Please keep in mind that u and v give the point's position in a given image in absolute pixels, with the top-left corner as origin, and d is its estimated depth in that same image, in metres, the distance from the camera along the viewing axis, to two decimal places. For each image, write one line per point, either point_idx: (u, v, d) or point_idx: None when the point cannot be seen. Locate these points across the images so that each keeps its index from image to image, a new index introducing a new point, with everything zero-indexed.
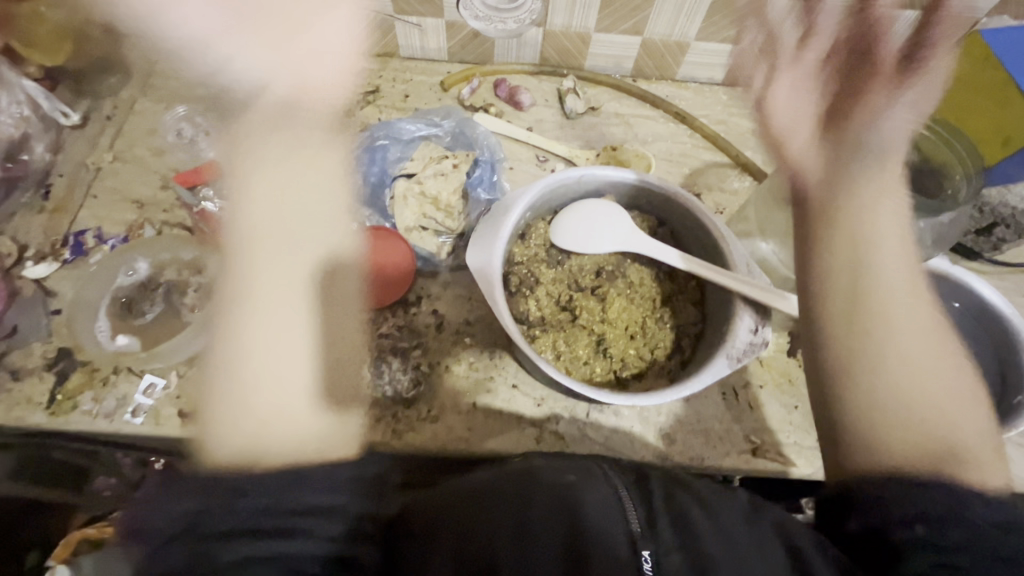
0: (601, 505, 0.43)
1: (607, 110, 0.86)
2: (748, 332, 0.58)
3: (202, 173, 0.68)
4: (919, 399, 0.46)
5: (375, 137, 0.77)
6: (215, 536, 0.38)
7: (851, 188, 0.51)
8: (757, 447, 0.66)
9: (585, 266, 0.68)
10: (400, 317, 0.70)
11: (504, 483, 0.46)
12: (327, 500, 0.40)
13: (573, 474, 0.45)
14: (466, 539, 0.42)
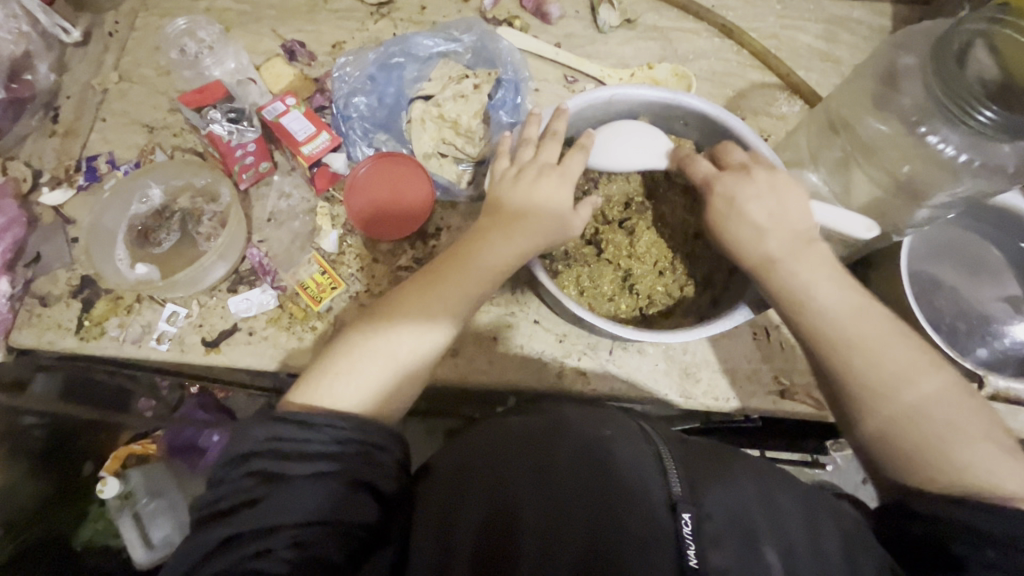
0: (637, 463, 0.45)
1: (644, 23, 0.78)
2: None
3: (207, 94, 0.64)
4: (908, 439, 0.44)
5: (389, 54, 0.71)
6: (272, 462, 0.45)
7: (795, 275, 0.50)
8: (786, 389, 0.63)
9: (613, 197, 0.63)
10: (419, 249, 0.67)
11: (536, 430, 0.50)
12: (321, 450, 0.45)
13: (608, 430, 0.48)
14: (509, 497, 0.45)
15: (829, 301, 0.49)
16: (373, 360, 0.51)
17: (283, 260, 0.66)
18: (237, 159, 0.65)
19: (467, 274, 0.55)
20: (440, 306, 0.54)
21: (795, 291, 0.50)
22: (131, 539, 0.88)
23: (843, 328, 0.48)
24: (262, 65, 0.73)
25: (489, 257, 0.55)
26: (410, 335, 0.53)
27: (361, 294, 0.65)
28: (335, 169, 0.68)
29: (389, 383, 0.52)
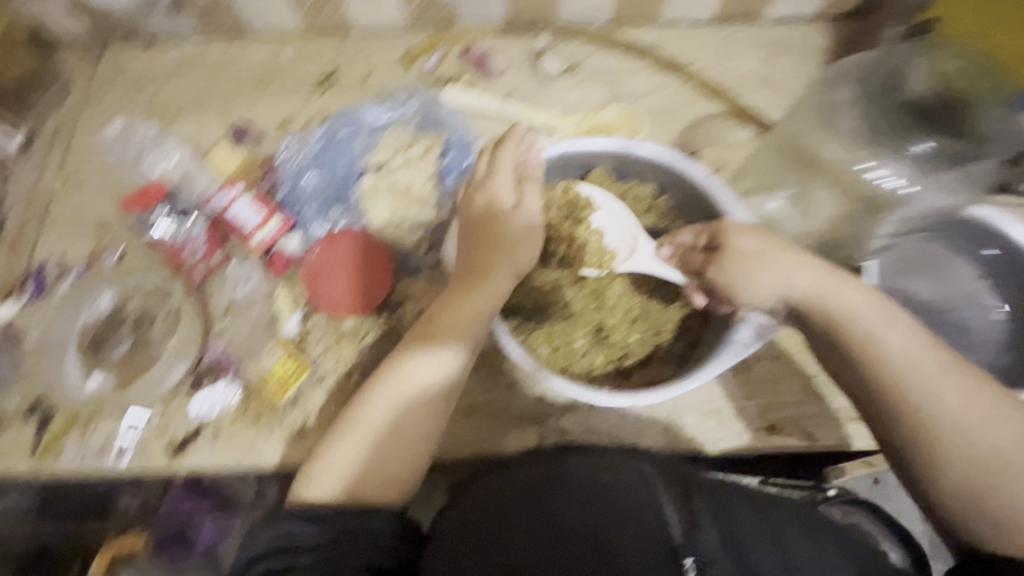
0: (637, 504, 0.44)
1: (587, 68, 0.79)
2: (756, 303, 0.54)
3: (152, 197, 0.66)
4: (994, 477, 0.43)
5: (335, 129, 0.70)
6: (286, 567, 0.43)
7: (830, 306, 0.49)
8: (774, 424, 0.62)
9: (590, 250, 0.60)
10: (384, 322, 0.65)
11: (531, 481, 0.47)
12: (325, 533, 0.45)
13: (606, 474, 0.46)
14: (505, 553, 0.42)
15: (901, 344, 0.46)
16: (373, 437, 0.51)
17: (244, 350, 0.64)
18: (188, 255, 0.65)
19: (459, 336, 0.54)
20: (427, 366, 0.53)
21: (862, 327, 0.48)
22: None
23: (901, 363, 0.46)
24: (208, 149, 0.72)
25: (479, 320, 0.54)
26: (403, 396, 0.52)
27: (329, 377, 0.63)
28: (290, 252, 0.66)
29: (392, 443, 0.51)
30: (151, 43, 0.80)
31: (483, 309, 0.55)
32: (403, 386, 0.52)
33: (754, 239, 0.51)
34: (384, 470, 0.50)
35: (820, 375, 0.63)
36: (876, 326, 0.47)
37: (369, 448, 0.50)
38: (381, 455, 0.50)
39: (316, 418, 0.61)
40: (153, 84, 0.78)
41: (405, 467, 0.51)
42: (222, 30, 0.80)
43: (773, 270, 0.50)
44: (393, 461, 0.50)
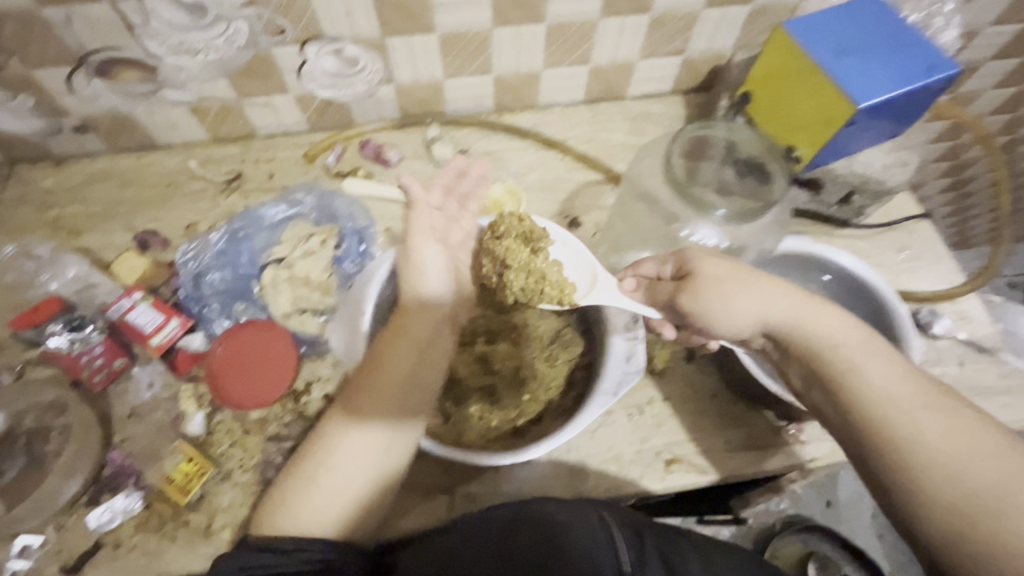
0: (589, 542, 0.45)
1: (476, 151, 0.87)
2: (622, 361, 0.58)
3: (43, 311, 0.66)
4: (977, 516, 0.39)
5: (236, 229, 0.74)
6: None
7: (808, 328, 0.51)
8: (671, 463, 0.65)
9: (549, 281, 0.60)
10: (290, 409, 0.66)
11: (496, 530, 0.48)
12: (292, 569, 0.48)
13: (566, 514, 0.48)
14: None
15: (880, 373, 0.47)
16: (336, 494, 0.52)
17: (147, 455, 0.64)
18: (85, 364, 0.65)
19: (417, 394, 0.56)
20: (383, 419, 0.54)
21: (835, 348, 0.50)
22: None
23: (878, 391, 0.47)
24: (112, 260, 0.75)
25: (432, 377, 0.57)
26: (355, 448, 0.54)
27: (235, 472, 0.63)
28: (193, 349, 0.68)
29: (344, 490, 0.53)
30: (57, 163, 0.84)
31: (435, 365, 0.58)
32: (372, 435, 0.54)
33: (720, 264, 0.55)
34: (336, 514, 0.52)
35: (707, 410, 0.68)
36: (842, 349, 0.50)
37: (324, 492, 0.52)
38: (333, 499, 0.52)
39: (222, 516, 0.61)
40: (59, 201, 0.81)
41: (352, 515, 0.53)
42: (129, 145, 0.84)
43: (747, 295, 0.53)
44: (344, 506, 0.52)
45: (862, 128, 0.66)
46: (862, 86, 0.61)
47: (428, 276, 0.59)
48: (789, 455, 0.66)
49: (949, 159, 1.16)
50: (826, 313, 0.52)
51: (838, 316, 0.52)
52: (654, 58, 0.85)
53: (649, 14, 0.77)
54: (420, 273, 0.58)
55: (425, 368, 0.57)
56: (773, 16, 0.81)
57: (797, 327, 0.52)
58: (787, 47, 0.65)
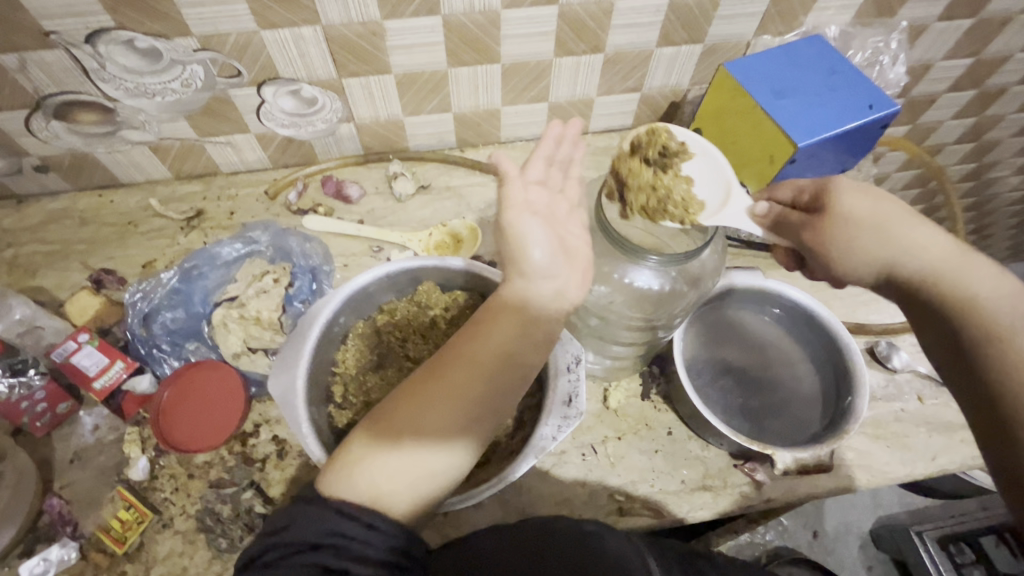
0: (621, 551, 0.45)
1: (437, 186, 0.88)
2: (563, 405, 0.58)
3: None
4: None
5: (189, 268, 0.74)
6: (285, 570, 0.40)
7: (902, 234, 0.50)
8: (624, 505, 0.64)
9: (674, 199, 0.58)
10: (237, 452, 0.65)
11: (526, 534, 0.47)
12: (353, 528, 0.43)
13: (593, 525, 0.48)
14: None
15: None
16: (407, 473, 0.47)
17: (86, 502, 0.62)
18: (24, 410, 0.62)
19: (514, 362, 0.51)
20: (477, 381, 0.50)
21: (980, 304, 0.45)
22: None
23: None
24: (67, 300, 0.75)
25: (534, 359, 0.52)
26: (437, 421, 0.48)
27: (177, 519, 0.62)
28: (141, 391, 0.67)
29: (426, 453, 0.48)
30: (19, 202, 0.84)
31: (541, 330, 0.53)
32: (469, 395, 0.49)
33: (868, 197, 0.52)
34: (413, 481, 0.47)
35: (662, 448, 0.67)
36: (1007, 305, 0.44)
37: (408, 449, 0.47)
38: (416, 461, 0.47)
39: (160, 566, 0.59)
40: (18, 240, 0.81)
41: (421, 484, 0.47)
42: (91, 183, 0.85)
43: (893, 232, 0.51)
44: (422, 468, 0.48)
45: (807, 165, 0.67)
46: (802, 125, 0.63)
47: (537, 255, 0.52)
48: (745, 495, 0.64)
49: (917, 187, 1.17)
50: (977, 266, 0.47)
51: (984, 274, 0.46)
52: (611, 94, 0.87)
53: (603, 54, 0.78)
54: (527, 250, 0.51)
55: (542, 321, 0.52)
56: (726, 53, 0.82)
57: (959, 269, 0.47)
58: (730, 86, 0.66)
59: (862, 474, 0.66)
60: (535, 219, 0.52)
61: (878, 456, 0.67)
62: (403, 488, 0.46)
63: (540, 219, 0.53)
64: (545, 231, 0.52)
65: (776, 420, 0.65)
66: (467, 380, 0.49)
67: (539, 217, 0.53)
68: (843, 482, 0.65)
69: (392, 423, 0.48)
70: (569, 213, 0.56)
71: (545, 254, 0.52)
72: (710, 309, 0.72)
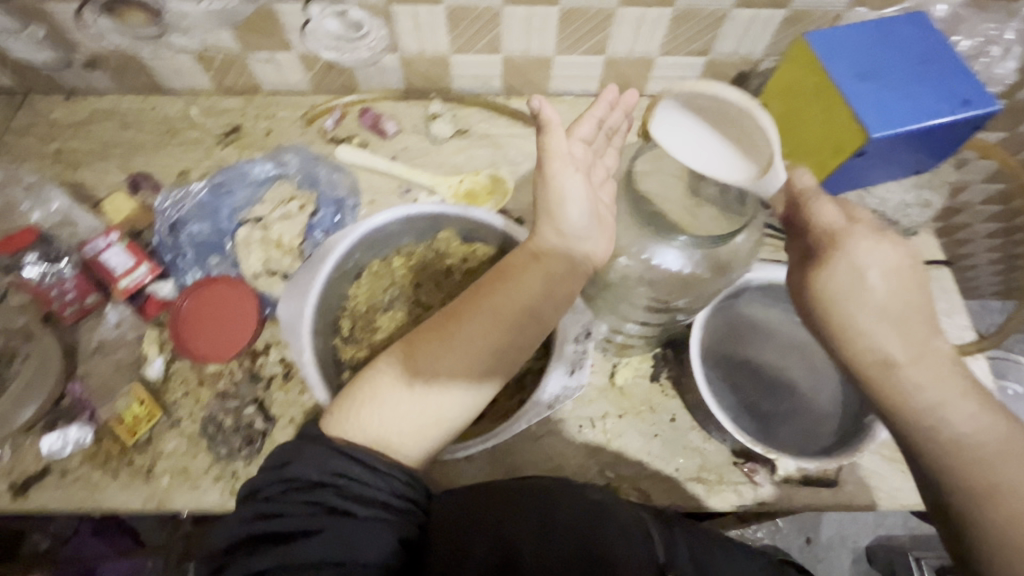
0: (626, 529, 0.42)
1: (476, 132, 0.85)
2: (565, 375, 0.57)
3: (16, 241, 0.67)
4: None
5: (220, 182, 0.75)
6: (286, 503, 0.43)
7: (853, 319, 0.48)
8: (613, 482, 0.63)
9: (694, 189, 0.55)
10: (245, 368, 0.67)
11: (528, 488, 0.45)
12: (352, 471, 0.45)
13: (599, 494, 0.46)
14: (494, 543, 0.40)
15: (964, 417, 0.44)
16: (417, 414, 0.49)
17: (104, 391, 0.66)
18: (54, 297, 0.67)
19: (532, 318, 0.53)
20: (496, 327, 0.51)
21: (920, 390, 0.45)
22: None
23: (971, 439, 0.43)
24: (104, 198, 0.77)
25: (550, 317, 0.54)
26: (451, 368, 0.50)
27: (184, 421, 0.64)
28: (162, 296, 0.69)
29: (433, 395, 0.49)
30: (68, 95, 0.85)
31: (558, 289, 0.54)
32: (486, 343, 0.51)
33: (855, 247, 0.48)
34: (421, 422, 0.49)
35: (662, 433, 0.65)
36: (929, 387, 0.45)
37: (418, 393, 0.49)
38: (422, 404, 0.49)
39: (164, 461, 0.62)
40: (63, 134, 0.83)
41: (423, 428, 0.48)
42: (137, 86, 0.85)
43: (861, 297, 0.47)
44: (427, 412, 0.49)
45: (874, 161, 0.61)
46: (878, 113, 0.56)
47: (572, 212, 0.54)
48: (739, 494, 0.63)
49: (998, 203, 1.06)
50: (918, 333, 0.47)
51: (916, 350, 0.46)
52: (675, 55, 0.80)
53: (672, 9, 0.72)
54: (564, 208, 0.54)
55: (564, 284, 0.55)
56: (811, 22, 0.74)
57: (891, 342, 0.47)
58: (806, 59, 0.60)
59: (869, 495, 0.63)
60: (570, 177, 0.55)
61: (892, 481, 0.63)
62: (404, 430, 0.48)
63: (579, 182, 0.55)
64: (581, 190, 0.55)
65: (784, 427, 0.62)
66: (485, 326, 0.51)
67: (580, 175, 0.55)
68: (846, 499, 0.63)
69: (414, 365, 0.50)
70: (601, 183, 0.59)
71: (573, 210, 0.55)
72: (745, 301, 0.68)
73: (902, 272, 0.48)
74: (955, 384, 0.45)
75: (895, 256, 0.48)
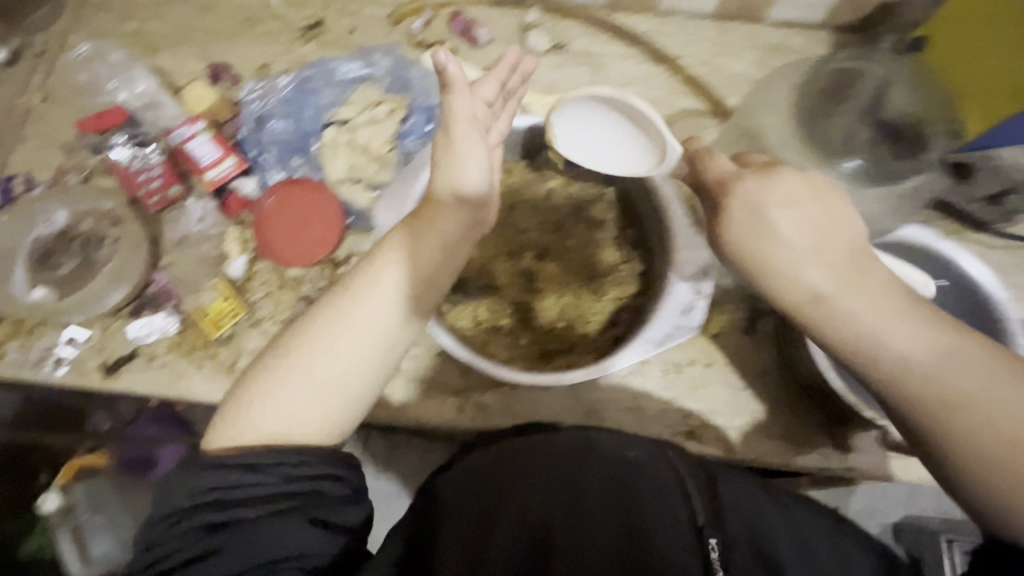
0: (662, 492, 0.41)
1: (575, 49, 0.77)
2: (676, 315, 0.54)
3: (107, 120, 0.67)
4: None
5: (305, 78, 0.70)
6: (179, 537, 0.41)
7: (820, 282, 0.41)
8: (695, 430, 0.61)
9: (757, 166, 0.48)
10: (326, 276, 0.65)
11: (557, 450, 0.47)
12: (234, 479, 0.42)
13: (632, 452, 0.46)
14: (518, 507, 0.43)
15: (913, 341, 0.39)
16: (315, 396, 0.46)
17: (188, 284, 0.65)
18: (142, 184, 0.66)
19: (416, 283, 0.50)
20: (401, 283, 0.49)
21: (866, 338, 0.39)
22: (67, 550, 0.90)
23: (928, 373, 0.38)
24: (184, 87, 0.73)
25: (444, 281, 0.51)
26: (327, 331, 0.47)
27: (265, 321, 0.64)
28: (245, 194, 0.67)
29: (353, 368, 0.47)
30: None
31: (422, 246, 0.50)
32: (337, 304, 0.48)
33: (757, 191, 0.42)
34: (305, 405, 0.46)
35: (750, 388, 0.63)
36: (896, 332, 0.39)
37: (287, 375, 0.46)
38: (334, 378, 0.46)
39: (246, 358, 0.63)
40: (138, 13, 0.77)
41: (346, 403, 0.47)
42: None
43: (794, 258, 0.41)
44: (337, 394, 0.47)
45: None
46: None
47: (467, 175, 0.52)
48: (825, 456, 0.60)
49: None
50: (841, 272, 0.40)
51: (859, 284, 0.40)
52: None
53: None
54: (462, 170, 0.51)
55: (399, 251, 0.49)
56: None
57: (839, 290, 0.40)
58: None
59: None
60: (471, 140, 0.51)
61: None
62: (323, 411, 0.46)
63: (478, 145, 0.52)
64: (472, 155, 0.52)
65: None
66: (390, 287, 0.49)
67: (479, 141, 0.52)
68: None
69: (296, 354, 0.47)
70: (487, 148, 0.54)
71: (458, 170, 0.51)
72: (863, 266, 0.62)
73: (831, 206, 0.42)
74: (912, 315, 0.40)
75: (813, 196, 0.42)
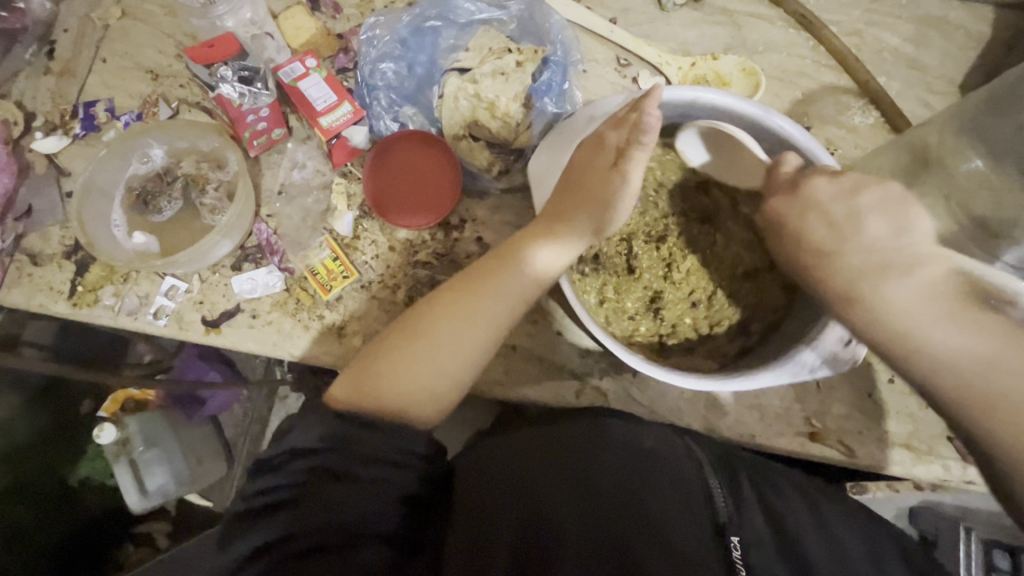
0: (681, 488, 0.41)
1: (712, 4, 0.69)
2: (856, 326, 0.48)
3: (218, 49, 0.61)
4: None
5: (424, 17, 0.63)
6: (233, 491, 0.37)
7: (887, 300, 0.41)
8: (817, 432, 0.60)
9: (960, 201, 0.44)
10: (440, 241, 0.60)
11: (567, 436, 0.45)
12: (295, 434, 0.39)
13: (650, 441, 0.45)
14: (529, 497, 0.40)
15: (946, 340, 0.38)
16: (441, 358, 0.46)
17: (292, 239, 0.61)
18: (248, 124, 0.61)
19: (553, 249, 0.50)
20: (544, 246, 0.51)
21: (899, 323, 0.40)
22: (127, 483, 0.83)
23: (970, 358, 0.37)
24: (280, 14, 0.65)
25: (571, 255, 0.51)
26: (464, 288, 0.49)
27: (374, 285, 0.60)
28: (354, 144, 0.62)
29: (477, 332, 0.47)
30: None
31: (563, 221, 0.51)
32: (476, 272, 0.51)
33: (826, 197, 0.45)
34: (428, 366, 0.46)
35: (877, 394, 0.60)
36: (939, 327, 0.39)
37: (405, 339, 0.47)
38: (455, 342, 0.47)
39: (354, 323, 0.59)
40: None
41: (453, 367, 0.46)
42: None
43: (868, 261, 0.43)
44: (458, 357, 0.47)
45: None
46: None
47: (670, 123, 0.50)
48: (947, 469, 0.59)
49: None
50: (898, 278, 0.41)
51: (906, 272, 0.41)
52: None
53: None
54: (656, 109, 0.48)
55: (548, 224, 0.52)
56: None
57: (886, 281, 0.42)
58: None
59: None
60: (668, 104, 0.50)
61: None
62: (437, 374, 0.46)
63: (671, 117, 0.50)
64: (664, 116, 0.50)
65: None
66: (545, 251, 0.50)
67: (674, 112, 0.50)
68: None
69: (416, 321, 0.47)
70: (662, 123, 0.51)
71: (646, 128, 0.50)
72: None
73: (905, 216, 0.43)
74: (946, 304, 0.39)
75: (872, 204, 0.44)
